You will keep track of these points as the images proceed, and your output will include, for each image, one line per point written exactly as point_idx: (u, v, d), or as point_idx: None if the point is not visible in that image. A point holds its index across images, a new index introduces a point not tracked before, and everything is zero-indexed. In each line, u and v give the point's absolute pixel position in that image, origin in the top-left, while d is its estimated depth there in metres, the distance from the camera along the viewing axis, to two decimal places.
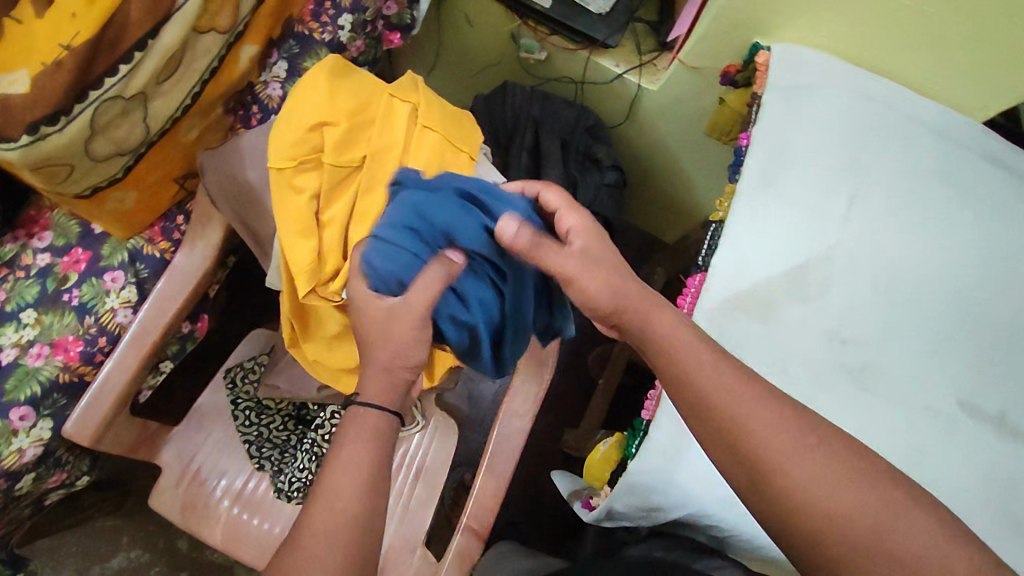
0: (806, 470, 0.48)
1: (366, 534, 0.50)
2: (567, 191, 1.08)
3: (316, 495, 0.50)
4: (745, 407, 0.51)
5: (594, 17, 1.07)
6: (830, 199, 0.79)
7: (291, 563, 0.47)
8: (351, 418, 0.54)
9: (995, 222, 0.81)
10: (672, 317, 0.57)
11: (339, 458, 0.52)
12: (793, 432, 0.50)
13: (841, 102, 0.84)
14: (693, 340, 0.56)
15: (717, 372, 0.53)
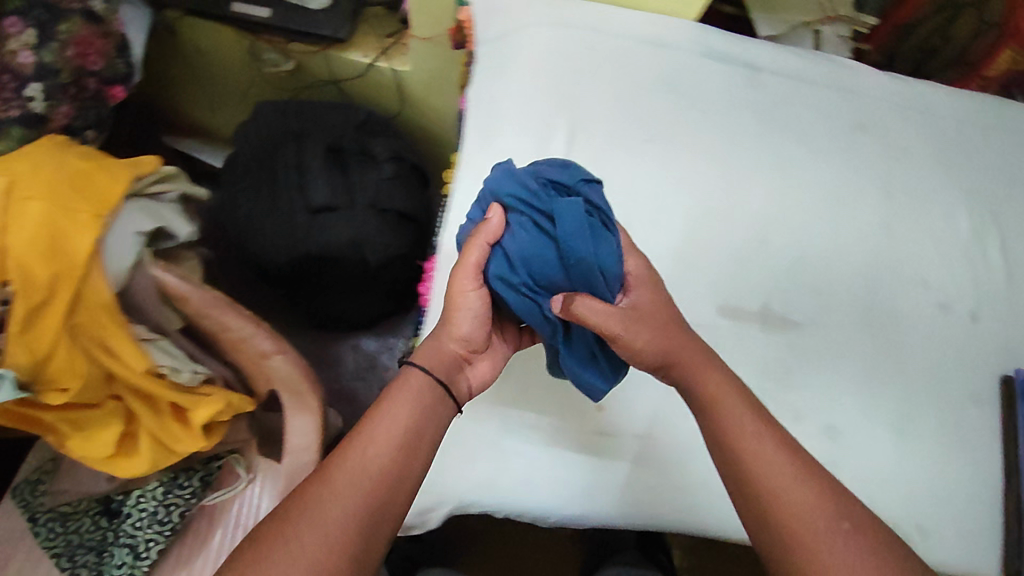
0: (836, 549, 0.53)
1: (376, 507, 0.54)
2: (342, 198, 1.04)
3: (386, 441, 0.56)
4: (775, 476, 0.57)
5: (318, 13, 1.00)
6: (548, 142, 0.77)
7: (295, 520, 0.52)
8: (406, 378, 0.61)
9: (723, 122, 0.81)
10: (735, 399, 0.61)
11: (381, 421, 0.58)
12: (826, 518, 0.55)
13: (547, 38, 0.81)
14: (754, 420, 0.60)
15: (764, 446, 0.58)
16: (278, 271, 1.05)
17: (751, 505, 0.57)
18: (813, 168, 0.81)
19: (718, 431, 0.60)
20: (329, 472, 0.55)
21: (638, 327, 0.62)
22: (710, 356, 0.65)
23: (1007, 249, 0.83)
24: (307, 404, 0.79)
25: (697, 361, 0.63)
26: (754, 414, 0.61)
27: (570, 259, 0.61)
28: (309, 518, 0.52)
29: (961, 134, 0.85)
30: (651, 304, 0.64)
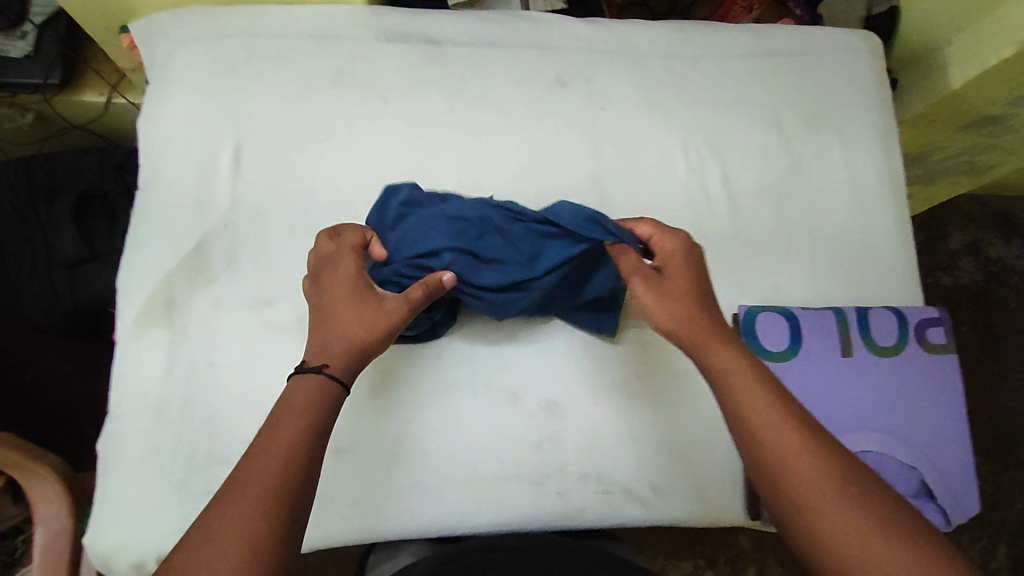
0: (840, 514, 0.48)
1: (281, 526, 0.47)
2: (93, 249, 1.00)
3: (261, 461, 0.49)
4: (791, 448, 0.51)
5: (23, 61, 0.94)
6: (213, 163, 0.73)
7: (209, 541, 0.45)
8: (302, 385, 0.54)
9: (407, 106, 0.76)
10: (745, 372, 0.55)
11: (277, 431, 0.50)
12: (834, 481, 0.50)
13: (205, 53, 0.76)
14: (764, 391, 0.54)
15: (774, 414, 0.53)
16: (53, 331, 1.01)
17: (771, 484, 0.51)
18: (514, 135, 0.77)
19: (730, 401, 0.55)
20: (213, 508, 0.47)
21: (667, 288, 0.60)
22: (731, 339, 0.58)
23: (732, 182, 0.79)
24: (37, 472, 0.77)
25: (708, 339, 0.58)
26: (761, 374, 0.56)
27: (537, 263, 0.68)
28: (229, 532, 0.46)
29: (670, 72, 0.81)
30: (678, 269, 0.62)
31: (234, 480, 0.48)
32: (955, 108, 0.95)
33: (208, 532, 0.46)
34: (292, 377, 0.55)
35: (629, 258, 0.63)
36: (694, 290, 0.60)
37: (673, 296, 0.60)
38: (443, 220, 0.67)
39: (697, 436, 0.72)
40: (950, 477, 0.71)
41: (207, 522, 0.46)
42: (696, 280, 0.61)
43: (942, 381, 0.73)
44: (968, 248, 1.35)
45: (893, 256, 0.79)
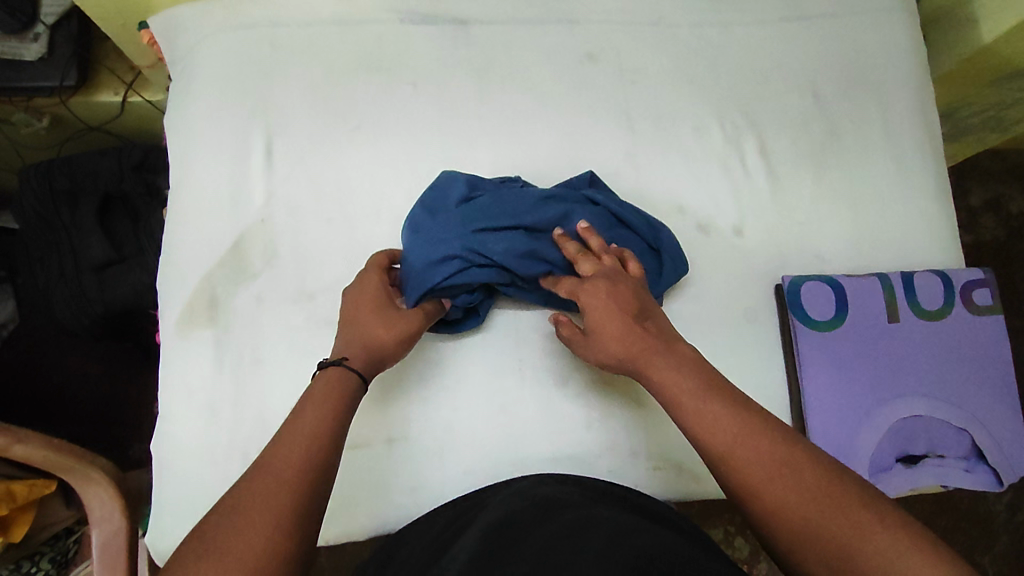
0: (784, 494, 0.48)
1: (307, 505, 0.47)
2: (123, 250, 0.98)
3: (288, 446, 0.49)
4: (726, 435, 0.51)
5: (39, 64, 0.92)
6: (245, 158, 0.73)
7: (234, 519, 0.45)
8: (326, 375, 0.55)
9: (436, 90, 0.75)
10: (675, 375, 0.56)
11: (303, 414, 0.52)
12: (772, 465, 0.49)
13: (229, 46, 0.75)
14: (692, 383, 0.55)
15: (709, 409, 0.53)
16: (87, 334, 1.00)
17: (716, 470, 0.52)
18: (546, 115, 0.76)
19: (666, 407, 0.56)
20: (238, 488, 0.47)
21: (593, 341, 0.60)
22: (668, 347, 0.58)
23: (768, 151, 0.78)
24: (88, 476, 0.75)
25: (644, 359, 0.57)
26: (689, 374, 0.56)
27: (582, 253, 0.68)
28: (255, 512, 0.45)
29: (700, 42, 0.80)
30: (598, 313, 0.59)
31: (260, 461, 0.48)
32: (987, 65, 0.92)
33: (234, 512, 0.45)
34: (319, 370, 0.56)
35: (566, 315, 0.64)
36: (627, 319, 0.58)
37: (614, 334, 0.59)
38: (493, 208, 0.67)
39: None
40: (1001, 438, 0.71)
41: (233, 501, 0.46)
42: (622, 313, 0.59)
43: (990, 343, 0.73)
44: (990, 204, 1.32)
45: (935, 220, 0.78)
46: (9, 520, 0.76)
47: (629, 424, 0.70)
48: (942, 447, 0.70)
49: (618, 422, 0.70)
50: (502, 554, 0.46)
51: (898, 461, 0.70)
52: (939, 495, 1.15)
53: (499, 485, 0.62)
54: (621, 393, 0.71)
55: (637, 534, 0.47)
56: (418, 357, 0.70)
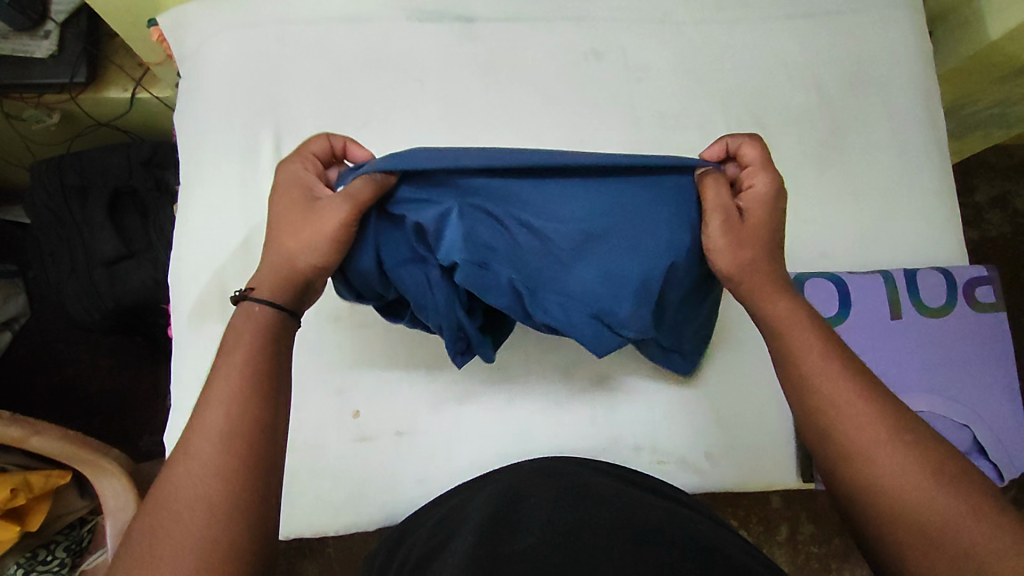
0: (892, 461, 0.47)
1: (245, 472, 0.45)
2: (132, 244, 0.98)
3: (211, 415, 0.46)
4: (845, 392, 0.50)
5: (48, 61, 0.93)
6: (254, 155, 0.74)
7: (173, 499, 0.44)
8: (251, 316, 0.52)
9: (443, 87, 0.76)
10: (795, 321, 0.54)
11: (225, 374, 0.48)
12: (885, 429, 0.48)
13: (237, 43, 0.76)
14: (817, 338, 0.53)
15: (828, 363, 0.52)
16: (98, 328, 1.02)
17: (818, 424, 0.51)
18: (551, 112, 0.77)
19: (777, 344, 0.55)
20: (172, 468, 0.45)
21: (743, 239, 0.57)
22: (785, 285, 0.57)
23: (772, 147, 0.78)
24: (103, 468, 0.77)
25: (766, 283, 0.56)
26: (806, 317, 0.55)
27: (591, 246, 0.56)
28: (195, 493, 0.44)
29: (706, 38, 0.80)
30: (758, 212, 0.58)
31: (190, 434, 0.46)
32: (993, 61, 0.92)
33: (170, 493, 0.44)
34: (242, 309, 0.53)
35: (721, 190, 0.58)
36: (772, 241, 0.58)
37: (755, 245, 0.57)
38: (493, 157, 0.57)
39: (745, 406, 0.73)
40: (1002, 433, 0.71)
41: (169, 482, 0.45)
42: (774, 230, 0.58)
43: (992, 340, 0.73)
44: (997, 200, 1.32)
45: (941, 219, 0.78)
46: (26, 510, 0.77)
47: (632, 419, 0.71)
48: None
49: (621, 415, 0.71)
50: (507, 535, 0.47)
51: None
52: None
53: (509, 468, 0.62)
54: (626, 387, 0.72)
55: (624, 524, 0.47)
56: (429, 350, 0.71)
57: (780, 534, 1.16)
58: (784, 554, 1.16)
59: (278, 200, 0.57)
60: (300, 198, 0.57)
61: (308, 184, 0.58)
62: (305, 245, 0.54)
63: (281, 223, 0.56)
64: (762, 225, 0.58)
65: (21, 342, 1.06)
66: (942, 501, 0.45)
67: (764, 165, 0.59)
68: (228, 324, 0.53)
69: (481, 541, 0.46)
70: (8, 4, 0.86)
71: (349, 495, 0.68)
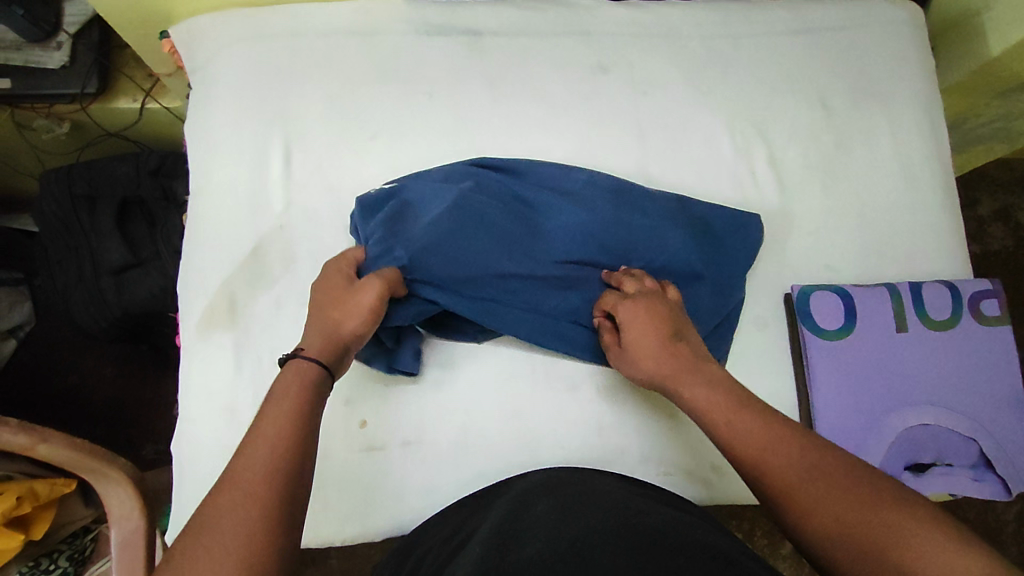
0: (818, 498, 0.49)
1: (282, 511, 0.46)
2: (139, 254, 0.99)
3: (254, 455, 0.48)
4: (762, 446, 0.54)
5: (60, 72, 0.94)
6: (263, 166, 0.74)
7: (207, 530, 0.43)
8: (292, 368, 0.56)
9: (451, 100, 0.77)
10: (705, 392, 0.60)
11: (269, 417, 0.51)
12: (803, 470, 0.51)
13: (248, 56, 0.77)
14: (724, 404, 0.58)
15: (738, 424, 0.56)
16: (105, 336, 1.02)
17: (753, 483, 0.53)
18: (557, 124, 0.77)
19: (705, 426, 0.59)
20: (210, 501, 0.46)
21: (637, 350, 0.65)
22: (698, 368, 0.62)
23: (777, 161, 0.79)
24: (107, 476, 0.77)
25: (681, 374, 0.62)
26: (717, 390, 0.60)
27: (568, 279, 0.71)
28: (230, 526, 0.44)
29: (711, 53, 0.81)
30: (634, 319, 0.66)
31: (232, 470, 0.47)
32: (995, 76, 0.93)
33: (207, 525, 0.44)
34: (285, 367, 0.57)
35: (607, 335, 0.69)
36: (656, 343, 0.64)
37: (650, 357, 0.64)
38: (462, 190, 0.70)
39: None
40: (1009, 446, 0.71)
41: (206, 513, 0.45)
42: (660, 327, 0.65)
43: (997, 352, 0.73)
44: (999, 213, 1.32)
45: (944, 232, 0.79)
46: (30, 518, 0.77)
47: (639, 430, 0.71)
48: (950, 457, 0.71)
49: (628, 426, 0.71)
50: (514, 545, 0.47)
51: (905, 469, 0.71)
52: (947, 504, 1.15)
53: (518, 480, 0.62)
54: (632, 399, 0.72)
55: (646, 538, 0.46)
56: (434, 362, 0.71)
57: (783, 547, 1.16)
58: (788, 567, 1.15)
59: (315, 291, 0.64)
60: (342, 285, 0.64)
61: (343, 270, 0.66)
62: (356, 320, 0.62)
63: (320, 304, 0.63)
64: (641, 327, 0.65)
65: (25, 350, 1.07)
66: (883, 530, 0.46)
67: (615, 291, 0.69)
68: (275, 376, 0.56)
69: (490, 552, 0.47)
70: (23, 15, 0.87)
71: (357, 504, 0.68)
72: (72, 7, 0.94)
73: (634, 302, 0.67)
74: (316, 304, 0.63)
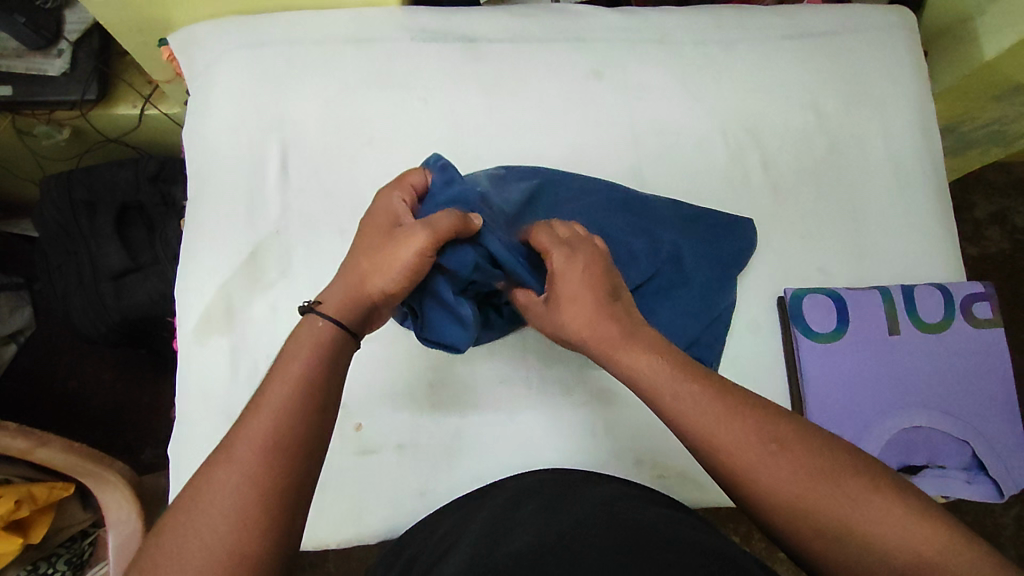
0: (778, 476, 0.46)
1: (288, 483, 0.44)
2: (137, 259, 0.99)
3: (262, 422, 0.45)
4: (720, 425, 0.48)
5: (60, 79, 0.95)
6: (261, 171, 0.75)
7: (215, 502, 0.42)
8: (305, 325, 0.52)
9: (446, 105, 0.78)
10: (646, 360, 0.53)
11: (276, 379, 0.47)
12: (764, 446, 0.47)
13: (246, 63, 0.78)
14: (671, 376, 0.51)
15: (687, 400, 0.50)
16: (104, 340, 1.03)
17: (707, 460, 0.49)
18: (551, 130, 0.78)
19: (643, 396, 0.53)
20: (207, 472, 0.44)
21: (568, 313, 0.57)
22: (632, 335, 0.55)
23: (770, 165, 0.79)
24: (104, 479, 0.77)
25: (614, 342, 0.55)
26: (662, 363, 0.53)
27: None
28: (230, 503, 0.42)
29: (704, 58, 0.82)
30: (569, 275, 0.57)
31: (232, 440, 0.45)
32: (988, 80, 0.93)
33: (215, 495, 0.43)
34: (303, 319, 0.53)
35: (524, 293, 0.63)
36: (589, 309, 0.56)
37: (579, 321, 0.56)
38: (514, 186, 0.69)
39: None
40: (1001, 448, 0.71)
41: (203, 487, 0.43)
42: (593, 285, 0.57)
43: (989, 355, 0.74)
44: (996, 216, 1.33)
45: (937, 235, 0.79)
46: (29, 521, 0.78)
47: (633, 432, 0.72)
48: (942, 459, 0.71)
49: (622, 428, 0.72)
50: (503, 539, 0.49)
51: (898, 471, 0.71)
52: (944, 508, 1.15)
53: (511, 481, 0.62)
54: (627, 401, 0.72)
55: (637, 537, 0.47)
56: (429, 364, 0.72)
57: (781, 550, 1.16)
58: (785, 569, 1.15)
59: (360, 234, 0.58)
60: (388, 223, 0.57)
61: (394, 211, 0.58)
62: (388, 271, 0.54)
63: (360, 251, 0.56)
64: (576, 287, 0.57)
65: (24, 355, 1.07)
66: (841, 505, 0.45)
67: (548, 235, 0.60)
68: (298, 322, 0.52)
69: (479, 549, 0.48)
70: (24, 23, 0.88)
71: (352, 506, 0.68)
72: (72, 15, 0.96)
73: (568, 256, 0.58)
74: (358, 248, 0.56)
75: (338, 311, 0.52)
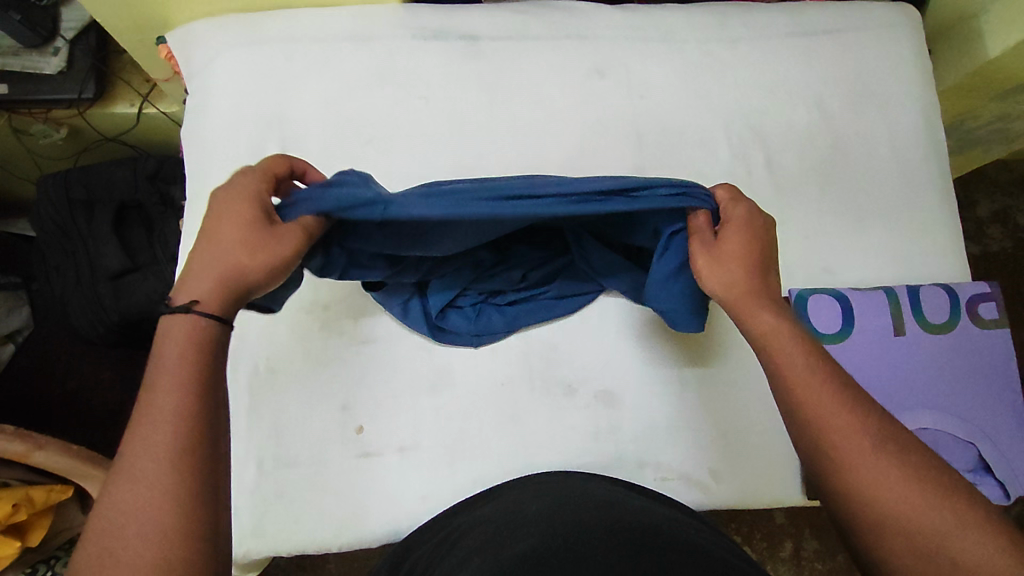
0: (885, 476, 0.46)
1: (196, 495, 0.43)
2: (136, 259, 0.99)
3: (148, 416, 0.44)
4: (832, 409, 0.49)
5: (57, 77, 0.95)
6: None
7: (126, 531, 0.41)
8: (174, 327, 0.48)
9: (447, 104, 0.77)
10: (785, 332, 0.53)
11: (154, 394, 0.45)
12: (877, 443, 0.47)
13: (245, 61, 0.77)
14: (801, 351, 0.52)
15: (812, 377, 0.50)
16: (102, 340, 1.02)
17: (807, 438, 0.49)
18: (553, 129, 0.77)
19: (766, 361, 0.53)
20: (111, 501, 0.43)
21: (729, 262, 0.57)
22: (772, 302, 0.56)
23: (774, 165, 0.79)
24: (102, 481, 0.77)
25: (755, 304, 0.55)
26: (795, 337, 0.53)
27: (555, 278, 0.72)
28: (142, 528, 0.41)
29: (707, 56, 0.81)
30: (741, 224, 0.59)
31: (125, 466, 0.43)
32: (992, 78, 0.92)
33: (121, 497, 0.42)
34: (164, 317, 0.48)
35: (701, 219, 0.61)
36: (746, 262, 0.57)
37: (736, 272, 0.57)
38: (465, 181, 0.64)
39: (748, 427, 0.72)
40: (1007, 450, 0.71)
41: (110, 516, 0.42)
42: (760, 250, 0.58)
43: (995, 356, 0.73)
44: (998, 215, 1.32)
45: (943, 235, 0.78)
46: (27, 524, 0.77)
47: (636, 432, 0.71)
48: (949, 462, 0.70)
49: (626, 429, 0.71)
50: (509, 541, 0.48)
51: None
52: None
53: (513, 484, 0.62)
54: (630, 402, 0.72)
55: (646, 543, 0.46)
56: (430, 366, 0.71)
57: (783, 550, 1.15)
58: (787, 570, 1.14)
59: (221, 214, 0.52)
60: (254, 211, 0.52)
61: (257, 195, 0.53)
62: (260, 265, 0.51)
63: (224, 235, 0.51)
64: (746, 241, 0.58)
65: (21, 355, 1.07)
66: (942, 521, 0.44)
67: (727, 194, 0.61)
68: (158, 325, 0.49)
69: (484, 553, 0.47)
70: (20, 21, 0.87)
71: (353, 510, 0.68)
72: (68, 13, 0.94)
73: (744, 216, 0.59)
74: (216, 231, 0.51)
75: (222, 303, 0.49)
